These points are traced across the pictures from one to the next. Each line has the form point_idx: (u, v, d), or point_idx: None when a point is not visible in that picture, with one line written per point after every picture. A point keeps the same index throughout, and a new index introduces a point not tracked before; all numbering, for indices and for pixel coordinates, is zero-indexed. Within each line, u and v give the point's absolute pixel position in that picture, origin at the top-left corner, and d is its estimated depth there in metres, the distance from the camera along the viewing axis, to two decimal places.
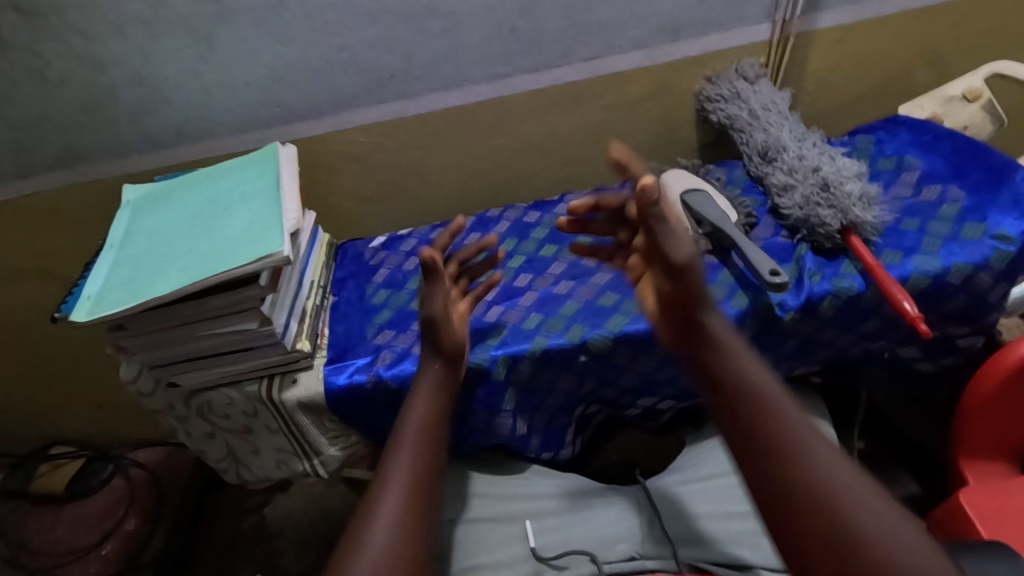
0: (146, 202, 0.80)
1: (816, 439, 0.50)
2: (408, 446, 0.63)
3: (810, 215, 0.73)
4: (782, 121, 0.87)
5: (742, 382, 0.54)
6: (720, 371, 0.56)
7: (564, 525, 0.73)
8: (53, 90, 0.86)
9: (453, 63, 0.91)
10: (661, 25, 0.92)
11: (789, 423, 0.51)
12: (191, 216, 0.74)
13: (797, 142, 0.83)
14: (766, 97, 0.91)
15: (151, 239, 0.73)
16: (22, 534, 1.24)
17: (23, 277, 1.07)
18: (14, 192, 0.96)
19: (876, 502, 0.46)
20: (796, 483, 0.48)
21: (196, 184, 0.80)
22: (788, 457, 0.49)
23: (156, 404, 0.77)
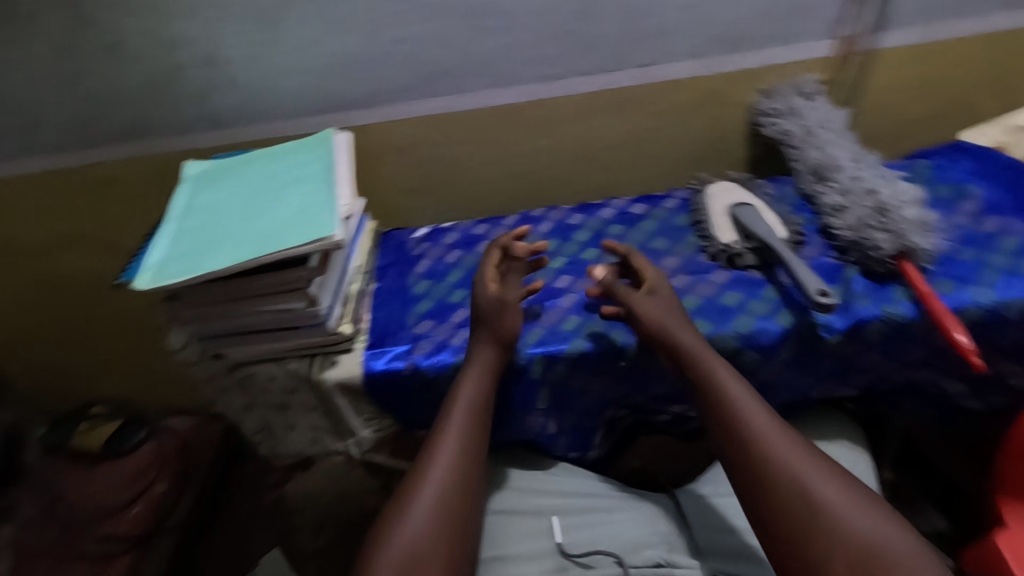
0: (207, 178, 0.83)
1: (802, 472, 0.56)
2: (447, 431, 0.65)
3: (862, 239, 0.71)
4: (837, 140, 0.85)
5: (737, 420, 0.61)
6: (720, 414, 0.62)
7: (589, 525, 0.73)
8: (124, 65, 0.90)
9: (508, 61, 0.92)
10: (720, 35, 0.91)
11: (775, 459, 0.58)
12: (248, 195, 0.77)
13: (850, 163, 0.81)
14: (823, 114, 0.89)
15: (210, 213, 0.75)
16: (58, 488, 1.27)
17: (79, 242, 1.11)
18: (78, 159, 1.00)
19: (853, 525, 0.53)
20: (782, 515, 0.55)
21: (253, 163, 0.83)
22: (775, 491, 0.56)
23: (200, 372, 0.81)
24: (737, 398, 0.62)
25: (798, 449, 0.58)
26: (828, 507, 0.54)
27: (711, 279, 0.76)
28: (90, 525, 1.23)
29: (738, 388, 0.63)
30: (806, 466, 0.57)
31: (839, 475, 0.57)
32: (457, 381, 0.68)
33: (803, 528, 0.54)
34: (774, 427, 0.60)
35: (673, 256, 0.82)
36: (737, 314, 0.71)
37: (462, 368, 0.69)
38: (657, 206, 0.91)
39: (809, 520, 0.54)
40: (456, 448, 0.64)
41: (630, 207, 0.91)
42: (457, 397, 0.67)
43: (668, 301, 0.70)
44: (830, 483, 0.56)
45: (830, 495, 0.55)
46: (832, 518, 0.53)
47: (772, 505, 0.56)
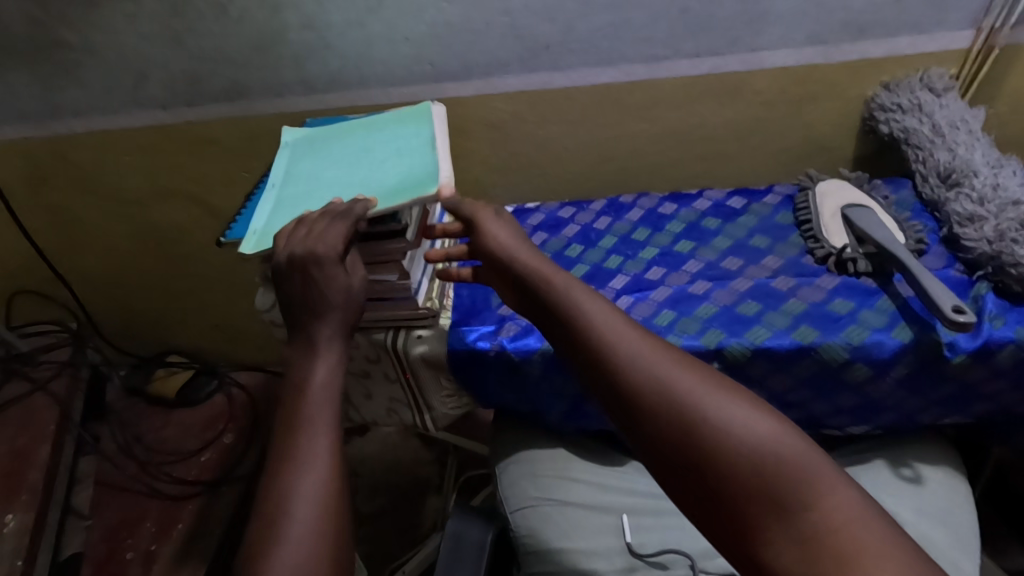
0: (306, 145, 0.83)
1: (688, 388, 0.43)
2: (308, 412, 0.47)
3: (1001, 253, 0.65)
4: (972, 142, 0.78)
5: (601, 345, 0.47)
6: (589, 348, 0.48)
7: (664, 526, 0.71)
8: (230, 26, 0.91)
9: (612, 39, 0.88)
10: (846, 21, 0.84)
11: (656, 382, 0.44)
12: (346, 163, 0.77)
13: (987, 169, 0.74)
14: (955, 113, 0.82)
15: (309, 180, 0.76)
16: (139, 429, 1.40)
17: (172, 197, 1.15)
18: (178, 116, 1.03)
19: (760, 436, 0.40)
20: (679, 451, 0.41)
21: (352, 131, 0.82)
22: (661, 422, 0.42)
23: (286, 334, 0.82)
24: (599, 316, 0.49)
25: (685, 362, 0.45)
26: (725, 425, 0.41)
27: (818, 284, 0.72)
28: (163, 466, 1.33)
29: (596, 304, 0.50)
30: (695, 378, 0.44)
31: (735, 385, 0.44)
32: (308, 353, 0.52)
33: (712, 470, 0.40)
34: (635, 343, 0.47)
35: (775, 256, 0.77)
36: (848, 323, 0.67)
37: (308, 346, 0.53)
38: (758, 201, 0.85)
39: (707, 446, 0.41)
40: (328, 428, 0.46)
41: (727, 200, 0.86)
42: (312, 373, 0.50)
43: (511, 230, 0.63)
44: (729, 397, 0.43)
45: (727, 411, 0.42)
46: (738, 445, 0.40)
47: (662, 441, 0.42)
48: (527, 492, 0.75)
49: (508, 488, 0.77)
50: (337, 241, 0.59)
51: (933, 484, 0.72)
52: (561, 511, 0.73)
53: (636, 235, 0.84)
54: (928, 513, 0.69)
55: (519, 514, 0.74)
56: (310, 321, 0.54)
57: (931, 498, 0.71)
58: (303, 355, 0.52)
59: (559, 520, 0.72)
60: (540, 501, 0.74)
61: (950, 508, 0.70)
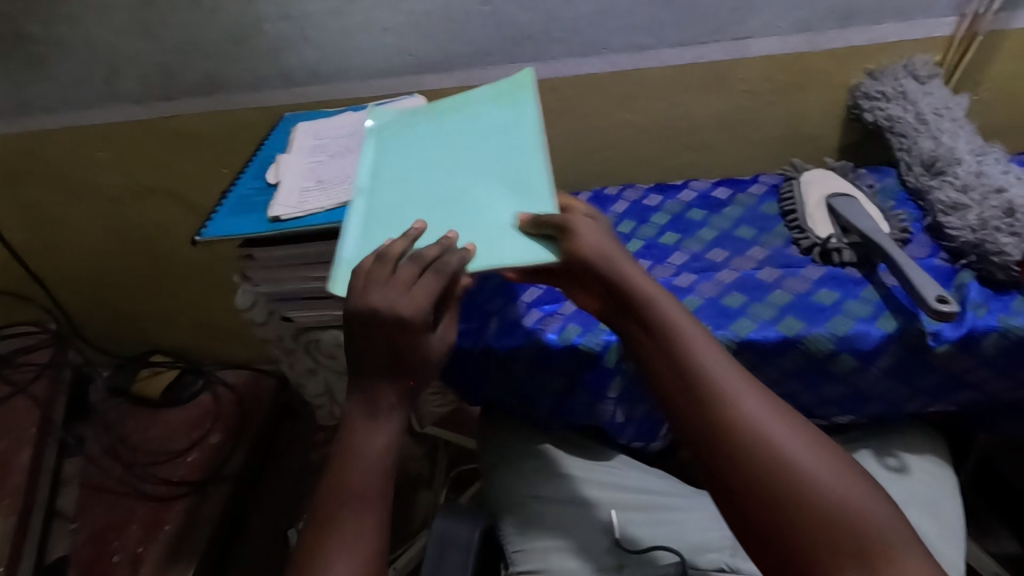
0: (393, 132, 0.73)
1: (780, 438, 0.45)
2: (353, 483, 0.48)
3: (984, 239, 0.64)
4: (955, 130, 0.78)
5: (698, 379, 0.48)
6: (682, 378, 0.49)
7: (652, 522, 0.71)
8: (204, 17, 0.89)
9: (595, 29, 0.87)
10: (830, 8, 0.84)
11: (746, 418, 0.46)
12: (445, 169, 0.66)
13: (969, 156, 0.74)
14: (938, 101, 0.81)
15: (405, 188, 0.65)
16: (124, 430, 1.38)
17: (151, 194, 1.13)
18: (153, 111, 1.00)
19: (831, 480, 0.43)
20: (764, 495, 0.43)
21: (438, 125, 0.71)
22: (750, 465, 0.44)
23: (267, 333, 0.81)
24: (697, 343, 0.50)
25: (776, 409, 0.47)
26: (816, 482, 0.43)
27: (803, 275, 0.71)
28: (149, 467, 1.31)
29: (698, 337, 0.51)
30: (787, 429, 0.45)
31: (825, 443, 0.46)
32: (370, 413, 0.51)
33: (780, 501, 0.43)
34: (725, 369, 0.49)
35: (761, 247, 0.77)
36: (833, 314, 0.66)
37: (370, 405, 0.51)
38: (743, 191, 0.85)
39: (796, 497, 0.43)
40: (369, 506, 0.47)
41: (713, 191, 0.86)
42: (367, 438, 0.50)
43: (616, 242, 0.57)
44: (817, 454, 0.45)
45: (804, 454, 0.44)
46: (811, 486, 0.43)
47: (748, 482, 0.44)
48: (518, 490, 0.75)
49: (499, 487, 0.76)
50: (425, 300, 0.52)
51: (918, 474, 0.73)
52: (550, 509, 0.72)
53: (621, 228, 0.83)
54: (914, 503, 0.69)
55: (508, 511, 0.73)
56: (377, 377, 0.51)
57: (915, 488, 0.71)
58: (364, 413, 0.51)
59: (548, 518, 0.72)
60: (529, 498, 0.74)
61: (935, 497, 0.70)
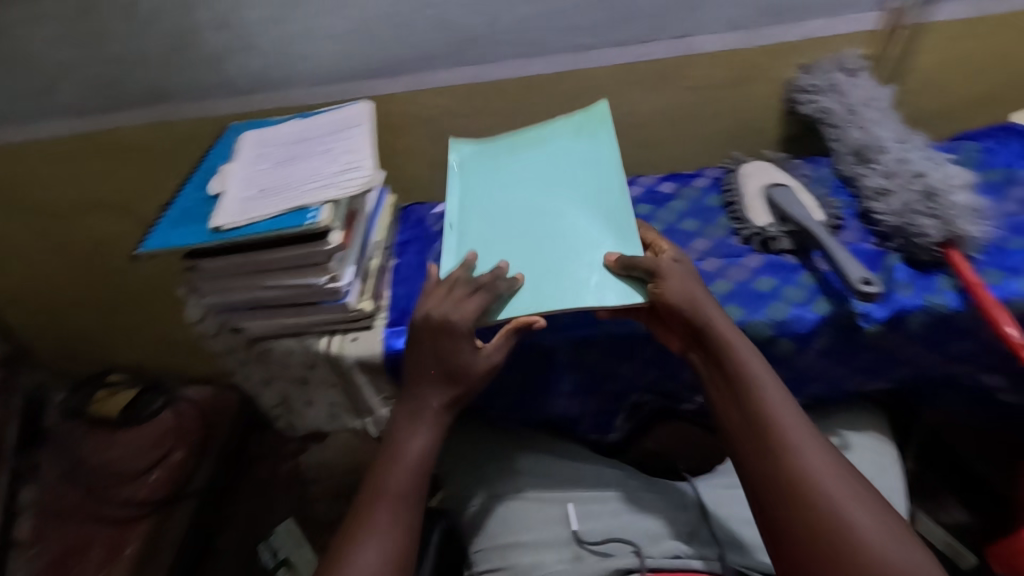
0: (479, 171, 0.81)
1: (833, 490, 0.51)
2: (392, 479, 0.60)
3: (908, 223, 0.68)
4: (882, 119, 0.81)
5: (765, 428, 0.54)
6: (751, 424, 0.55)
7: (610, 512, 0.71)
8: (142, 27, 0.87)
9: (537, 31, 0.88)
10: (762, 5, 0.87)
11: (806, 469, 0.52)
12: (533, 207, 0.74)
13: (894, 144, 0.77)
14: (866, 92, 0.85)
15: (498, 226, 0.73)
16: (80, 452, 1.31)
17: (97, 209, 1.10)
18: (94, 124, 0.98)
19: (869, 530, 0.49)
20: (818, 542, 0.49)
21: (518, 165, 0.80)
22: (805, 513, 0.50)
23: (219, 345, 0.81)
24: (769, 394, 0.56)
25: (835, 465, 0.53)
26: (867, 537, 0.48)
27: (744, 263, 0.73)
28: (110, 488, 1.26)
29: (772, 389, 0.56)
30: (841, 484, 0.51)
31: (873, 501, 0.51)
32: (415, 419, 0.63)
33: (818, 537, 0.49)
34: (790, 415, 0.55)
35: (704, 238, 0.79)
36: (771, 300, 0.69)
37: (413, 413, 0.63)
38: (688, 185, 0.87)
39: (842, 546, 0.48)
40: (400, 502, 0.58)
41: (659, 186, 0.88)
42: (408, 442, 0.62)
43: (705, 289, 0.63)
44: (867, 512, 0.50)
45: (849, 503, 0.50)
46: (848, 530, 0.49)
47: (801, 527, 0.50)
48: (480, 490, 0.76)
49: (462, 488, 0.77)
50: (473, 314, 0.62)
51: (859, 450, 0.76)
52: (509, 507, 0.74)
53: None
54: None
55: (472, 512, 0.75)
56: (421, 389, 0.64)
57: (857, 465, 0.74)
58: (409, 420, 0.63)
59: (508, 515, 0.73)
60: (490, 497, 0.75)
61: (875, 472, 0.73)
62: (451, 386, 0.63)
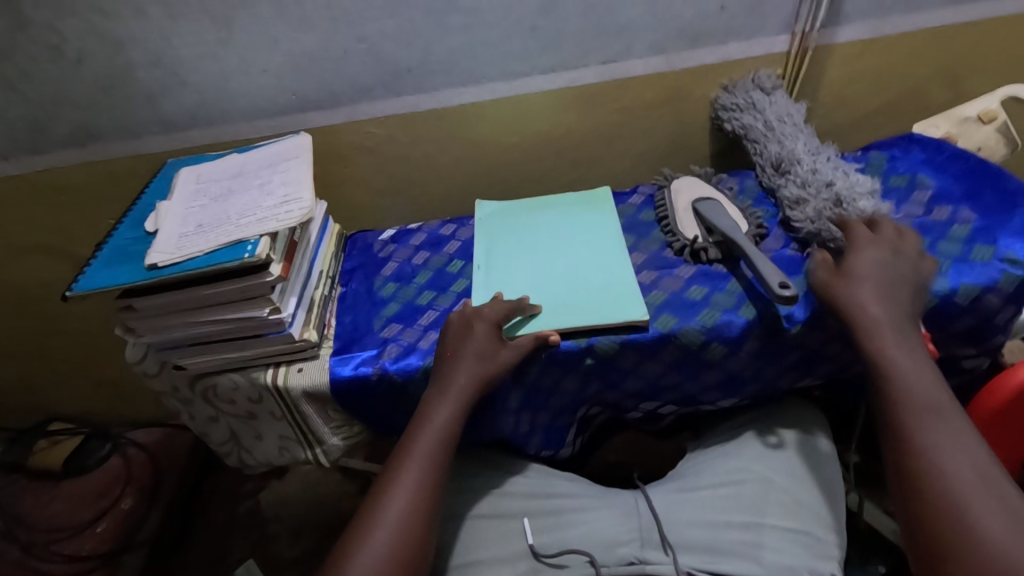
0: (496, 226, 0.88)
1: (964, 478, 0.55)
2: (421, 444, 0.65)
3: (824, 230, 0.73)
4: (797, 133, 0.87)
5: (909, 410, 0.59)
6: (898, 403, 0.60)
7: (564, 525, 0.73)
8: (71, 68, 0.87)
9: (470, 60, 0.91)
10: (681, 31, 0.92)
11: (938, 452, 0.56)
12: (546, 244, 0.83)
13: (809, 155, 0.83)
14: (781, 108, 0.91)
15: (520, 262, 0.81)
16: (19, 508, 1.26)
17: (30, 251, 1.07)
18: (25, 166, 0.96)
19: (994, 524, 0.52)
20: (937, 517, 0.54)
21: (532, 215, 0.89)
22: (932, 490, 0.55)
23: (161, 385, 0.78)
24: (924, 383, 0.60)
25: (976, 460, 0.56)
26: (987, 527, 0.52)
27: (677, 274, 0.77)
28: (52, 545, 1.21)
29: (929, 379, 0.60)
30: (974, 478, 0.55)
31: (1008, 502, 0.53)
32: (442, 392, 0.67)
33: (942, 527, 0.54)
34: (941, 419, 0.58)
35: (640, 251, 0.82)
36: (703, 307, 0.72)
37: (440, 385, 0.68)
38: (624, 202, 0.91)
39: (957, 528, 0.53)
40: (423, 464, 0.63)
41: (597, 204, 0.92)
42: (436, 410, 0.67)
43: (881, 274, 0.66)
44: (996, 510, 0.53)
45: (979, 495, 0.54)
46: (975, 536, 0.52)
47: (926, 500, 0.55)
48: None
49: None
50: (501, 313, 0.71)
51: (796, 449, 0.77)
52: (463, 525, 0.74)
53: None
54: (796, 477, 0.74)
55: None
56: (451, 366, 0.68)
57: (793, 461, 0.76)
58: (437, 395, 0.68)
59: (460, 534, 0.73)
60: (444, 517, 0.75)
61: (811, 467, 0.75)
62: (481, 363, 0.68)
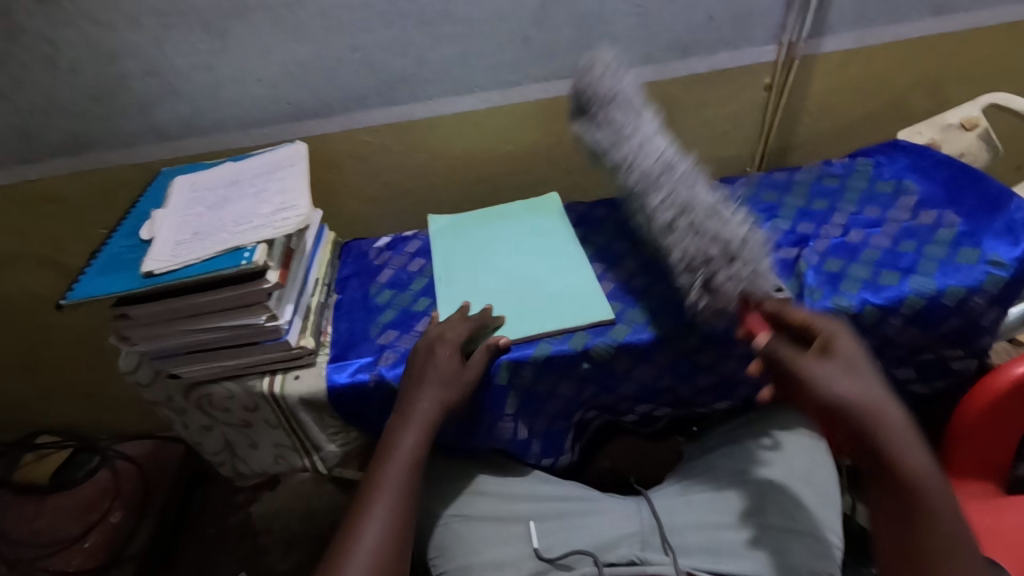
0: (451, 238, 0.89)
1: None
2: (387, 474, 0.64)
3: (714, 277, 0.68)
4: (649, 144, 0.81)
5: (903, 501, 0.57)
6: (890, 493, 0.58)
7: (565, 528, 0.74)
8: (63, 77, 0.86)
9: (464, 69, 0.92)
10: (670, 42, 0.94)
11: (936, 546, 0.55)
12: (499, 251, 0.85)
13: (659, 172, 0.78)
14: (625, 105, 0.84)
15: (477, 270, 0.82)
16: (6, 523, 1.23)
17: (18, 262, 1.06)
18: (15, 175, 0.95)
19: None
20: None
21: (485, 223, 0.91)
22: None
23: (154, 395, 0.78)
24: (912, 467, 0.57)
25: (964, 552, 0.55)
26: None
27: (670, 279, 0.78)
28: (38, 561, 1.18)
29: (918, 462, 0.58)
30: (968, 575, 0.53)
31: None
32: (407, 418, 0.66)
33: None
34: (937, 513, 0.56)
35: (634, 257, 0.83)
36: None
37: (406, 409, 0.67)
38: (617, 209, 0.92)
39: None
40: (394, 489, 0.63)
41: (591, 211, 0.93)
42: (401, 435, 0.66)
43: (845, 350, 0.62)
44: None
45: None
46: None
47: None
48: (435, 511, 0.76)
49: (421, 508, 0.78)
50: (463, 332, 0.71)
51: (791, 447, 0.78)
52: (467, 526, 0.74)
53: None
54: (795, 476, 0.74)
55: (429, 532, 0.76)
56: (415, 392, 0.68)
57: (788, 460, 0.76)
58: (401, 420, 0.67)
59: (464, 536, 0.73)
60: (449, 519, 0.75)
61: (811, 466, 0.75)
62: (443, 388, 0.67)
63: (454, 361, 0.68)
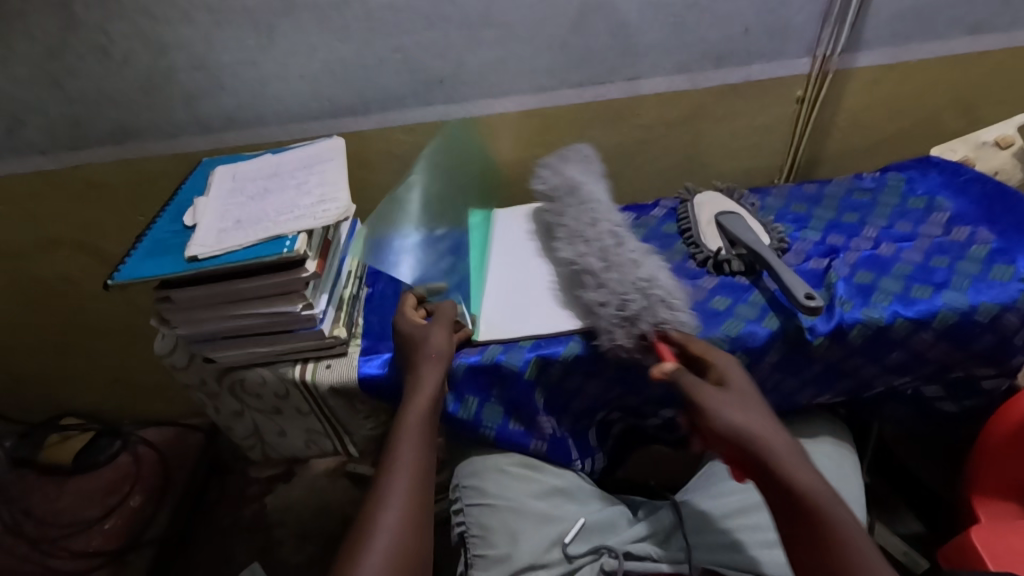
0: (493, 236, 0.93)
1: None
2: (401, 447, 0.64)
3: (652, 291, 0.69)
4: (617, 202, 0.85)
5: (807, 520, 0.54)
6: (793, 516, 0.55)
7: (605, 526, 0.74)
8: (114, 67, 0.89)
9: (500, 72, 0.94)
10: (704, 52, 0.95)
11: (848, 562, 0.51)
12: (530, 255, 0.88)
13: (618, 226, 0.79)
14: (601, 183, 0.89)
15: (508, 272, 0.86)
16: (28, 503, 1.25)
17: (58, 247, 1.09)
18: (62, 161, 0.98)
19: None
20: None
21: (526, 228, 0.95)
22: None
23: (189, 378, 0.80)
24: (808, 481, 0.55)
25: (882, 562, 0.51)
26: None
27: (701, 285, 0.79)
28: (61, 540, 1.20)
29: (812, 478, 0.55)
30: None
31: None
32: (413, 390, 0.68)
33: None
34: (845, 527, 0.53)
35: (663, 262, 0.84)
36: (727, 318, 0.73)
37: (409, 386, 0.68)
38: (646, 214, 0.93)
39: None
40: (409, 462, 0.63)
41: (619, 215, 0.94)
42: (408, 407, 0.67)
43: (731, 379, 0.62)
44: None
45: None
46: None
47: None
48: (486, 488, 0.75)
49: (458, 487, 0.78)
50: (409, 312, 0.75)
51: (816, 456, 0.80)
52: (515, 515, 0.73)
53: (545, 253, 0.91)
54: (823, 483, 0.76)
55: (474, 508, 0.75)
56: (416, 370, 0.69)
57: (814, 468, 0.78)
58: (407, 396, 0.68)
59: (505, 523, 0.73)
60: (497, 504, 0.74)
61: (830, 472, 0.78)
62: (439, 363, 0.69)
63: (446, 339, 0.70)
